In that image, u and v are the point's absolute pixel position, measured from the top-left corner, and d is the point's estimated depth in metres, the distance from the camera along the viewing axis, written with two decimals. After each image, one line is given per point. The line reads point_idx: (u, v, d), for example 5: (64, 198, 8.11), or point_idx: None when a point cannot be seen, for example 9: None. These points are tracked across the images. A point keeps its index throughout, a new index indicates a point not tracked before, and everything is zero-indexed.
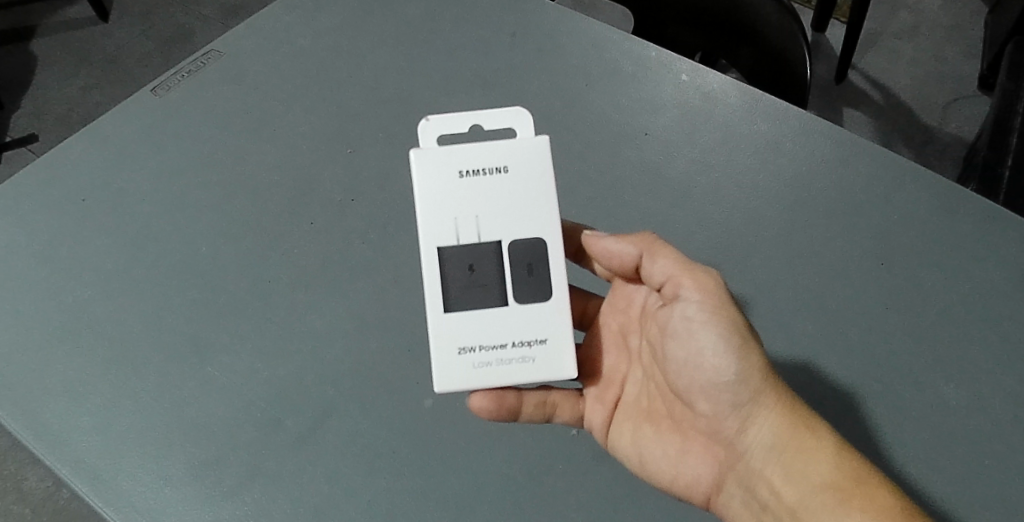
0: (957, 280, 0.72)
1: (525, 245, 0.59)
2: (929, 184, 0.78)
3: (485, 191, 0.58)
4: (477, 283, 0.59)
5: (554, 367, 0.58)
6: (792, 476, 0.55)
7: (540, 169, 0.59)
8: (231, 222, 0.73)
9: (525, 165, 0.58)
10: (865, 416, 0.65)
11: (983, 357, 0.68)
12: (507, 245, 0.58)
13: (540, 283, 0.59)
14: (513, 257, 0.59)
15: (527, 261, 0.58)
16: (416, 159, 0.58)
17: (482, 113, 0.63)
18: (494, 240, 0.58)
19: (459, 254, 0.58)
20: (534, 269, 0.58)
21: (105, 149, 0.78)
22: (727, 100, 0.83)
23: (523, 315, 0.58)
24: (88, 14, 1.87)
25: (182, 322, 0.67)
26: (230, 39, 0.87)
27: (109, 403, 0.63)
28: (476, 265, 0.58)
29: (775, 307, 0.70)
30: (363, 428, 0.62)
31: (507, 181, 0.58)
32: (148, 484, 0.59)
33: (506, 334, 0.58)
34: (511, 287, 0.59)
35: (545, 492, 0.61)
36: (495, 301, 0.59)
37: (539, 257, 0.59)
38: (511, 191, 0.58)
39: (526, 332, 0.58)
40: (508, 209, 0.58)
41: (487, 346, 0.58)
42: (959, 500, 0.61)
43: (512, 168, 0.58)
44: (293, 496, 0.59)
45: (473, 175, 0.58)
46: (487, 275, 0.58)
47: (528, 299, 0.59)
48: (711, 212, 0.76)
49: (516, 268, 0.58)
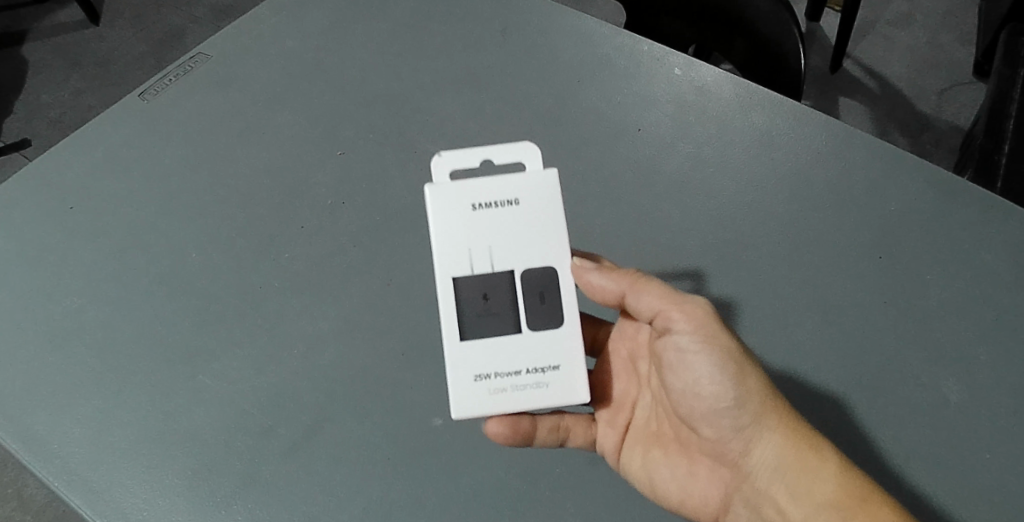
0: (955, 273, 0.71)
1: (536, 273, 0.58)
2: (925, 177, 0.77)
3: (498, 223, 0.58)
4: (490, 310, 0.58)
5: (567, 391, 0.57)
6: (797, 495, 0.56)
7: (550, 201, 0.58)
8: (221, 228, 0.71)
9: (536, 197, 0.58)
10: (866, 413, 0.64)
11: (984, 351, 0.67)
12: (520, 274, 0.58)
13: (552, 309, 0.58)
14: (525, 285, 0.58)
15: (538, 289, 0.58)
16: (431, 194, 0.58)
17: (492, 147, 0.62)
18: (506, 270, 0.58)
19: (472, 284, 0.58)
20: (546, 296, 0.58)
21: (92, 155, 0.77)
22: (721, 94, 0.83)
23: (536, 341, 0.58)
24: (78, 18, 1.86)
25: (173, 329, 0.65)
26: (218, 41, 0.86)
27: (100, 414, 0.61)
28: (489, 293, 0.58)
29: (775, 305, 0.70)
30: (359, 434, 0.60)
31: (519, 215, 0.58)
32: (140, 495, 0.58)
33: (521, 359, 0.57)
34: (524, 313, 0.58)
35: (547, 497, 0.59)
36: (508, 327, 0.58)
37: (551, 285, 0.58)
38: (523, 223, 0.58)
39: (539, 358, 0.58)
40: (520, 240, 0.58)
41: (502, 373, 0.57)
42: (962, 496, 0.60)
43: (522, 200, 0.58)
44: (288, 503, 0.58)
45: (485, 208, 0.58)
46: (501, 301, 0.58)
47: (541, 325, 0.58)
48: (707, 208, 0.75)
49: (528, 295, 0.58)
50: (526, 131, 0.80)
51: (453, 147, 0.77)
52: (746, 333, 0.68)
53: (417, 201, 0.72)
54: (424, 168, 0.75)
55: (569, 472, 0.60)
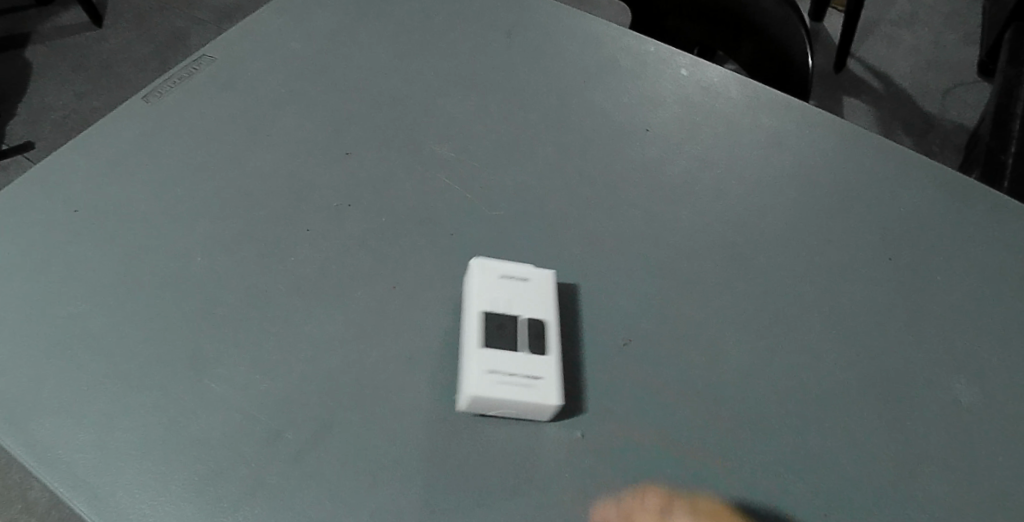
0: (965, 276, 0.71)
1: (536, 326, 0.63)
2: (930, 182, 0.77)
3: (513, 302, 0.64)
4: (502, 332, 0.62)
5: (551, 393, 0.59)
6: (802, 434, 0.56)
7: (552, 298, 0.65)
8: (226, 231, 0.70)
9: (546, 293, 0.65)
10: (889, 415, 0.62)
11: (999, 354, 0.66)
12: (526, 322, 0.63)
13: (545, 344, 0.62)
14: (530, 343, 0.61)
15: (538, 331, 0.62)
16: (472, 264, 0.65)
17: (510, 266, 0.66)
18: (515, 322, 0.63)
19: (491, 320, 0.62)
20: (542, 334, 0.62)
21: (98, 159, 0.76)
22: (727, 95, 0.83)
23: (531, 356, 0.61)
24: (81, 22, 1.87)
25: (177, 331, 0.64)
26: (223, 44, 0.86)
27: (105, 419, 0.59)
28: (503, 324, 0.62)
29: (789, 306, 0.68)
30: (367, 437, 0.58)
31: (529, 290, 0.65)
32: (148, 501, 0.55)
33: (518, 361, 0.60)
34: (525, 339, 0.62)
35: (565, 501, 0.56)
36: (511, 342, 0.61)
37: (546, 338, 0.62)
38: (533, 303, 0.64)
39: (531, 365, 0.60)
40: (529, 303, 0.64)
41: (501, 369, 0.59)
42: (991, 500, 0.58)
43: (534, 280, 0.65)
44: (294, 508, 0.55)
45: (504, 289, 0.64)
46: (511, 329, 0.62)
47: (535, 349, 0.61)
48: (717, 207, 0.74)
49: (529, 333, 0.62)
50: (533, 132, 0.79)
51: (459, 148, 0.77)
52: (760, 334, 0.66)
53: (423, 204, 0.72)
54: (431, 171, 0.75)
55: (581, 477, 0.57)
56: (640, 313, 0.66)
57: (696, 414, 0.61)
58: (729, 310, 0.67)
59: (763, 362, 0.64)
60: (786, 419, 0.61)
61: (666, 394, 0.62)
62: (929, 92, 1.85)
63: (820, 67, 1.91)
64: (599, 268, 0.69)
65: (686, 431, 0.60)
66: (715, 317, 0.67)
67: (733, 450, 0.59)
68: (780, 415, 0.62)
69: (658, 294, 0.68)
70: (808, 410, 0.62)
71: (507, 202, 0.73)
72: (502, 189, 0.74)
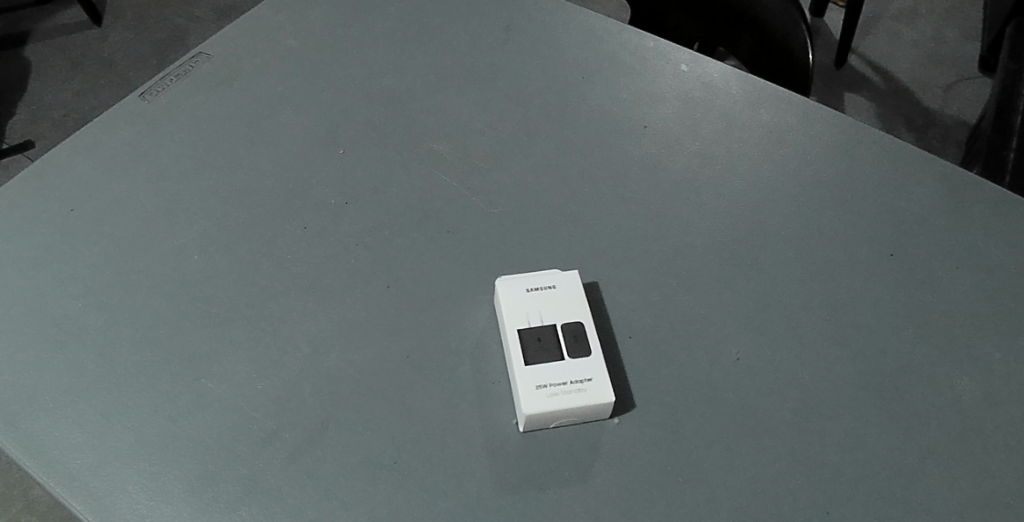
0: (967, 272, 0.70)
1: (574, 327, 0.61)
2: (931, 176, 0.77)
3: (543, 309, 0.62)
4: (542, 346, 0.60)
5: (601, 397, 0.57)
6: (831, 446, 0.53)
7: (579, 295, 0.63)
8: (223, 229, 0.70)
9: (572, 293, 0.63)
10: (892, 412, 0.62)
11: (1003, 350, 0.66)
12: (562, 327, 0.61)
13: (586, 343, 0.60)
14: (568, 345, 0.60)
15: (577, 333, 0.60)
16: (498, 284, 0.63)
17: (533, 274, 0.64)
18: (549, 329, 0.61)
19: (529, 335, 0.60)
20: (581, 335, 0.60)
21: (94, 157, 0.76)
22: (727, 90, 0.82)
23: (576, 359, 0.59)
24: (80, 20, 1.87)
25: (174, 330, 0.63)
26: (220, 41, 0.85)
27: (102, 419, 0.59)
28: (541, 336, 0.60)
29: (790, 303, 0.68)
30: (364, 437, 0.58)
31: (558, 295, 0.63)
32: (144, 501, 0.55)
33: (564, 370, 0.58)
34: (565, 344, 0.60)
35: (564, 501, 0.56)
36: (554, 353, 0.59)
37: (583, 336, 0.60)
38: (562, 306, 0.62)
39: (577, 368, 0.58)
40: (560, 308, 0.62)
41: (550, 381, 0.58)
42: (996, 498, 0.58)
43: (559, 285, 0.63)
44: (291, 508, 0.54)
45: (533, 299, 0.62)
46: (551, 340, 0.60)
47: (577, 350, 0.59)
48: (717, 203, 0.74)
49: (567, 337, 0.60)
50: (531, 127, 0.78)
51: (457, 144, 0.76)
52: (761, 331, 0.66)
53: (420, 202, 0.72)
54: (428, 168, 0.74)
55: (580, 476, 0.57)
56: (639, 310, 0.66)
57: (696, 412, 0.61)
58: (729, 307, 0.67)
59: (764, 360, 0.64)
60: (787, 417, 0.61)
61: (667, 393, 0.61)
62: (931, 87, 1.85)
63: (820, 62, 1.90)
64: (598, 265, 0.68)
65: (686, 430, 0.60)
66: (715, 314, 0.66)
67: (732, 449, 0.59)
68: (780, 413, 0.61)
69: (657, 292, 0.67)
70: (809, 408, 0.61)
71: (505, 198, 0.72)
72: (500, 186, 0.73)
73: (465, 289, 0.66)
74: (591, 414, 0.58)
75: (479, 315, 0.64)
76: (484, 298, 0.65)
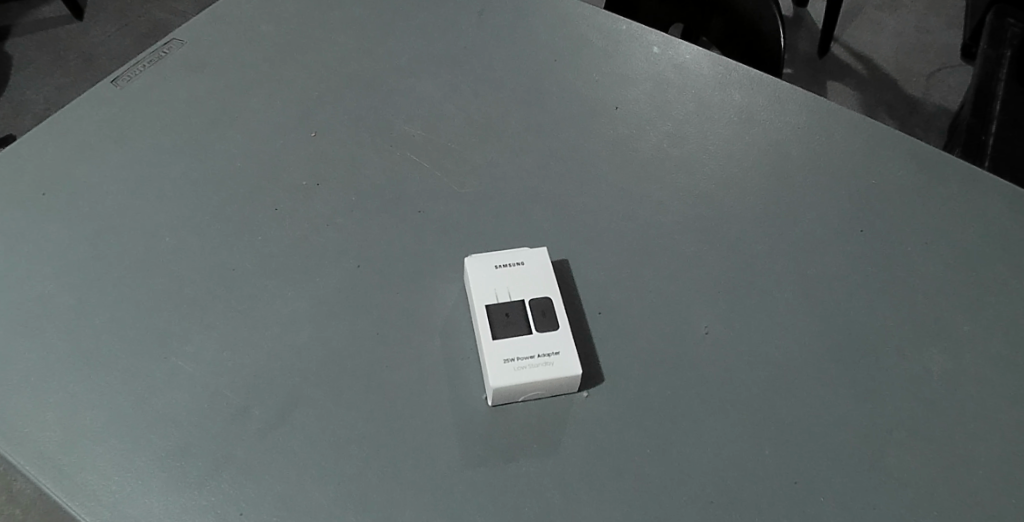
0: (932, 248, 0.71)
1: (541, 303, 0.61)
2: (899, 155, 0.78)
3: (512, 284, 0.63)
4: (510, 321, 0.60)
5: (569, 370, 0.58)
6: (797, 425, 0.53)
7: (548, 270, 0.64)
8: (195, 212, 0.70)
9: (541, 268, 0.64)
10: (856, 385, 0.63)
11: (966, 324, 0.67)
12: (530, 302, 0.61)
13: (554, 318, 0.61)
14: (535, 320, 0.61)
15: (545, 307, 0.61)
16: (467, 262, 0.64)
17: (503, 250, 0.65)
18: (517, 304, 0.61)
19: (498, 310, 0.61)
20: (548, 311, 0.61)
21: (65, 141, 0.76)
22: (699, 71, 0.83)
23: (543, 333, 0.60)
24: (61, 13, 1.86)
25: (144, 311, 0.63)
26: (193, 27, 0.85)
27: (73, 398, 0.59)
28: (509, 312, 0.61)
29: (758, 278, 0.68)
30: (333, 414, 0.58)
31: (527, 272, 0.63)
32: (113, 478, 0.55)
33: (532, 344, 0.59)
34: (533, 319, 0.61)
35: (530, 473, 0.56)
36: (521, 328, 0.60)
37: (550, 311, 0.61)
38: (530, 281, 0.63)
39: (545, 342, 0.59)
40: (528, 284, 0.63)
41: (517, 355, 0.59)
42: (957, 467, 0.59)
43: (527, 262, 0.64)
44: (260, 484, 0.55)
45: (502, 275, 0.63)
46: (518, 315, 0.61)
47: (544, 325, 0.60)
48: (687, 182, 0.74)
49: (535, 312, 0.61)
50: (503, 110, 0.79)
51: (429, 127, 0.77)
52: (729, 306, 0.66)
53: (392, 183, 0.72)
54: (400, 151, 0.75)
55: (547, 449, 0.57)
56: (608, 287, 0.67)
57: (663, 386, 0.61)
58: (697, 283, 0.67)
59: (731, 335, 0.64)
60: (752, 390, 0.62)
61: (634, 368, 0.62)
62: (912, 75, 1.86)
63: (803, 51, 1.91)
64: (567, 244, 0.69)
65: (652, 403, 0.60)
66: (684, 290, 0.67)
67: (698, 421, 0.60)
68: (746, 386, 0.62)
69: (626, 269, 0.68)
70: (774, 381, 0.62)
71: (476, 179, 0.73)
72: (471, 167, 0.74)
73: (435, 268, 0.66)
74: (558, 387, 0.59)
75: (449, 294, 0.65)
76: (454, 277, 0.66)
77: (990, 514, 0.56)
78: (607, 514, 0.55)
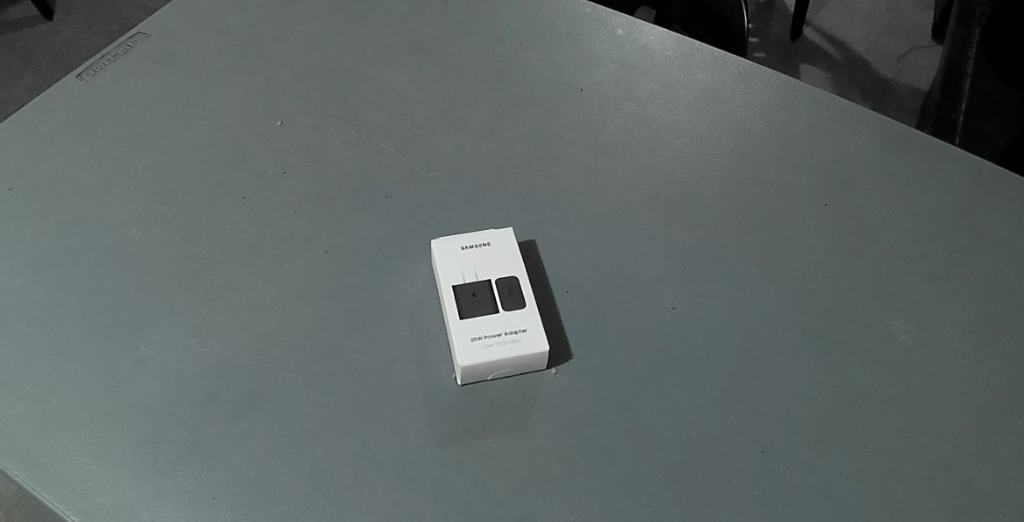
0: (892, 219, 0.73)
1: (509, 282, 0.63)
2: (860, 128, 0.79)
3: (480, 264, 0.64)
4: (477, 300, 0.61)
5: (536, 345, 0.59)
6: None
7: (514, 251, 0.65)
8: (163, 202, 0.70)
9: (508, 249, 0.65)
10: (820, 353, 0.63)
11: (927, 290, 0.68)
12: (497, 283, 0.63)
13: (521, 297, 0.62)
14: (502, 299, 0.62)
15: (511, 286, 0.62)
16: (434, 245, 0.65)
17: (470, 233, 0.66)
18: (484, 285, 0.62)
19: (465, 291, 0.62)
20: (514, 289, 0.62)
21: (29, 135, 0.75)
22: (663, 51, 0.84)
23: (510, 312, 0.61)
24: (30, 14, 1.84)
25: (113, 302, 0.64)
26: (157, 20, 0.86)
27: (43, 389, 0.59)
28: (476, 292, 0.62)
29: (722, 252, 0.69)
30: (303, 398, 0.58)
31: (493, 253, 0.65)
32: (85, 466, 0.55)
33: (499, 322, 0.60)
34: (500, 298, 0.62)
35: (499, 449, 0.57)
36: (488, 307, 0.61)
37: (517, 290, 0.62)
38: (497, 261, 0.64)
39: (512, 321, 0.60)
40: (495, 264, 0.64)
41: (485, 333, 0.60)
42: (920, 429, 0.59)
43: (493, 243, 0.65)
44: (231, 469, 0.55)
45: (469, 255, 0.64)
46: (486, 294, 0.62)
47: (511, 303, 0.61)
48: (652, 160, 0.75)
49: (501, 291, 0.62)
50: (469, 95, 0.80)
51: (396, 113, 0.78)
52: (694, 281, 0.67)
53: (359, 170, 0.73)
54: (367, 138, 0.75)
55: (515, 425, 0.58)
56: (575, 265, 0.68)
57: (631, 361, 0.62)
58: (664, 259, 0.68)
59: (696, 309, 0.66)
60: (719, 362, 0.62)
61: (602, 344, 0.63)
62: (882, 57, 1.88)
63: (776, 36, 1.93)
64: (534, 226, 0.70)
65: (620, 377, 0.61)
66: (651, 266, 0.68)
67: (665, 393, 0.61)
68: (713, 358, 0.63)
69: (593, 248, 0.69)
70: (741, 352, 0.63)
71: (444, 164, 0.74)
72: (438, 152, 0.75)
73: (403, 251, 0.67)
74: (527, 364, 0.60)
75: (417, 277, 0.66)
76: (422, 260, 0.67)
77: (954, 474, 0.57)
78: (577, 486, 0.56)
